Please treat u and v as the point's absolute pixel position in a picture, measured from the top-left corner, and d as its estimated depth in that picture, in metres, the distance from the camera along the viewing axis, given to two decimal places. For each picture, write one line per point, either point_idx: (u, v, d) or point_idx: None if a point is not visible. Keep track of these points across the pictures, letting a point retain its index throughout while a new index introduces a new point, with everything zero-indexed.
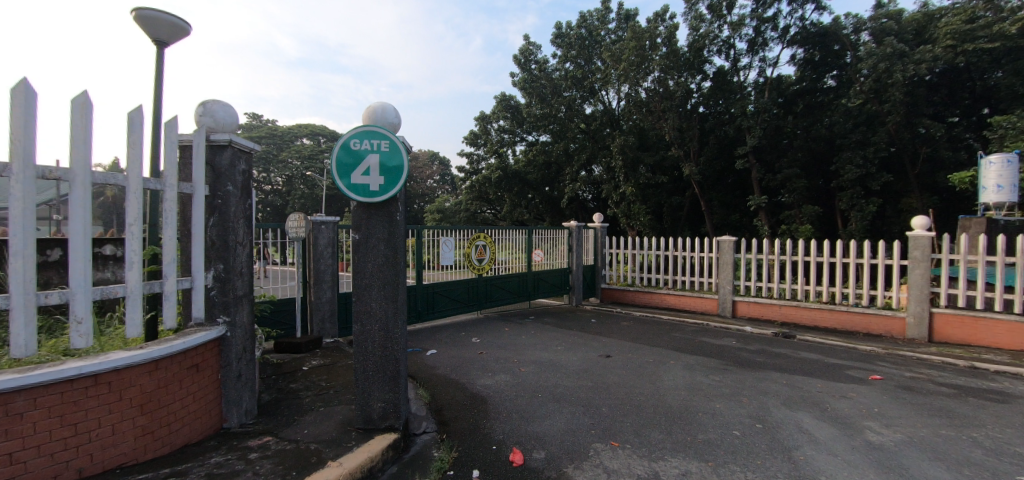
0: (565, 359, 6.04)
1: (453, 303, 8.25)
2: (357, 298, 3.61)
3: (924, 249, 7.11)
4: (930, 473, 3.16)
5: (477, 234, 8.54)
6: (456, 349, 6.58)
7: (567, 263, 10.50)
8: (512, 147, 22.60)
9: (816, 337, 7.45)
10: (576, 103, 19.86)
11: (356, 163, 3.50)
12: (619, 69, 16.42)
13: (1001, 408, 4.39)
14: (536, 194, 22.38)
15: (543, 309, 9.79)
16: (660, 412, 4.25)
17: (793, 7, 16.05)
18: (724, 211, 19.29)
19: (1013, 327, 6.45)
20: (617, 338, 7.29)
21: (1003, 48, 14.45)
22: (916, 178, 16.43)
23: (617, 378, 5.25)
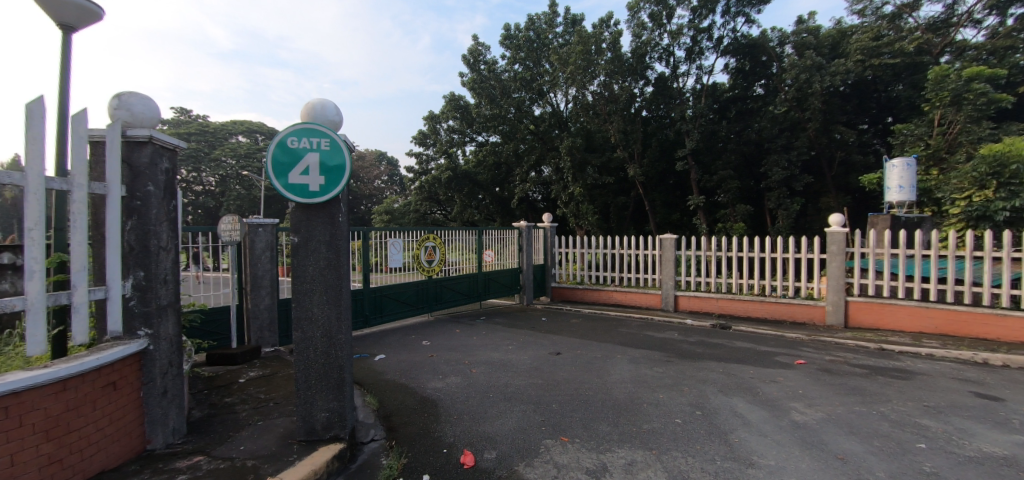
0: (516, 358, 6.13)
1: (402, 305, 8.14)
2: (297, 303, 3.52)
3: (839, 244, 7.77)
4: (846, 446, 3.48)
5: (427, 235, 8.48)
6: (405, 353, 6.52)
7: (518, 262, 10.63)
8: (461, 147, 22.54)
9: (748, 327, 7.96)
10: (525, 105, 20.06)
11: (293, 162, 3.42)
12: (567, 72, 16.76)
13: (904, 384, 4.90)
14: (486, 195, 22.52)
15: (493, 309, 9.86)
16: (607, 405, 4.42)
17: (725, 19, 17.03)
18: (666, 211, 20.16)
19: (914, 312, 7.20)
20: (566, 335, 7.49)
21: (904, 64, 16.11)
22: (832, 179, 17.90)
23: (566, 374, 5.40)
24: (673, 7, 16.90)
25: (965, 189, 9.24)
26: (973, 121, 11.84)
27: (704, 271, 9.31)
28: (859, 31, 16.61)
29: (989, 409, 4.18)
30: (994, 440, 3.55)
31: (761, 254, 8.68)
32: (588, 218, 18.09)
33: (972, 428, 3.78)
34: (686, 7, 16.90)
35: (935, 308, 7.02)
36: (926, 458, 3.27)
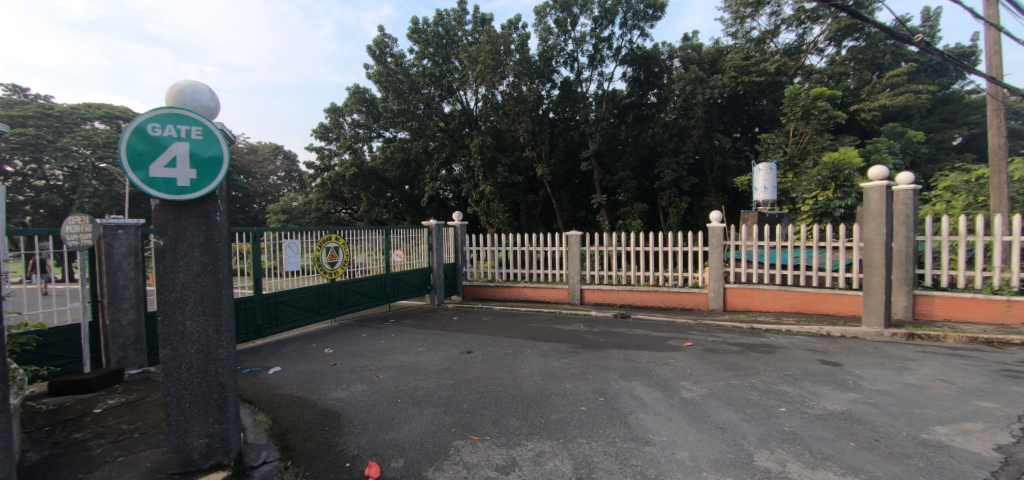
0: (425, 361, 6.12)
1: (301, 311, 7.70)
2: (164, 317, 3.15)
3: (718, 238, 8.72)
4: (724, 416, 3.97)
5: (329, 235, 8.07)
6: (305, 362, 6.19)
7: (427, 262, 10.54)
8: (367, 143, 21.80)
9: (645, 315, 8.66)
10: (433, 101, 19.88)
11: (155, 152, 3.05)
12: (476, 71, 16.90)
13: (768, 358, 5.68)
14: (395, 193, 22.02)
15: (402, 311, 9.66)
16: (515, 400, 4.59)
17: (623, 30, 18.23)
18: (573, 209, 21.20)
19: (776, 294, 8.32)
20: (477, 333, 7.60)
21: (767, 82, 18.53)
22: (713, 181, 19.96)
23: (477, 373, 5.51)
24: (577, 15, 17.73)
25: (813, 190, 10.78)
26: (818, 133, 13.95)
27: (605, 265, 9.91)
28: (732, 51, 19.18)
29: (831, 373, 5.00)
30: (836, 399, 4.26)
31: (654, 249, 9.44)
32: (499, 216, 18.37)
33: (819, 390, 4.49)
34: (588, 16, 17.83)
35: (792, 290, 8.18)
36: (786, 420, 3.84)
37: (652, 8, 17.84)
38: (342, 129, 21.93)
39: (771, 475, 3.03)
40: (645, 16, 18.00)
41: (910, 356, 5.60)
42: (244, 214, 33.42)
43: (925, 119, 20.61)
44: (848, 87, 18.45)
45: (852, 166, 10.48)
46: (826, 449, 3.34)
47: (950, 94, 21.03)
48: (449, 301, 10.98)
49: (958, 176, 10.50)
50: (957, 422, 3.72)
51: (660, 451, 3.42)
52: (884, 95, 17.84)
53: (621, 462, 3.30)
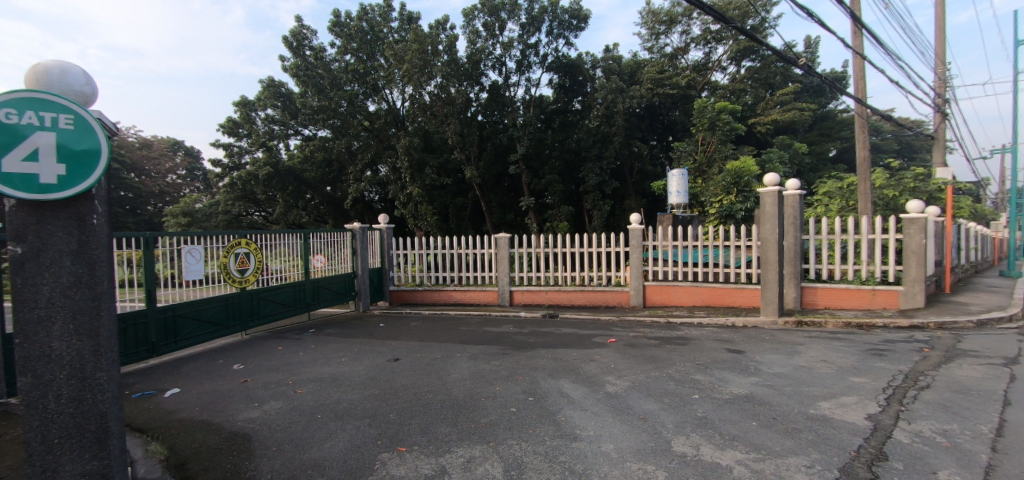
0: (349, 372, 5.87)
1: (206, 325, 6.94)
2: (22, 339, 2.45)
3: (637, 238, 9.25)
4: (645, 407, 4.24)
5: (238, 240, 7.41)
6: (211, 380, 5.67)
7: (351, 267, 10.16)
8: (283, 140, 20.66)
9: (572, 315, 8.98)
10: (358, 100, 19.20)
11: (7, 144, 2.29)
12: (403, 70, 16.65)
13: (682, 349, 6.15)
14: (315, 195, 21.12)
15: (324, 320, 9.16)
16: (444, 406, 4.55)
17: (549, 38, 18.80)
18: (501, 212, 21.44)
19: (689, 290, 9.01)
20: (405, 339, 7.47)
21: (679, 95, 20.05)
22: (632, 185, 21.11)
23: (404, 381, 5.40)
24: (504, 20, 18.03)
25: (719, 195, 11.75)
26: (722, 143, 15.18)
27: (532, 266, 10.14)
28: (648, 64, 20.57)
29: (736, 360, 5.50)
30: (740, 384, 4.69)
31: (579, 250, 9.79)
32: (428, 218, 18.14)
33: (727, 377, 4.91)
34: (516, 22, 18.17)
35: (703, 286, 8.89)
36: (699, 407, 4.17)
37: (577, 18, 18.55)
38: (255, 125, 20.60)
39: (687, 458, 3.27)
40: (570, 26, 18.67)
41: (800, 342, 6.29)
42: (136, 217, 30.07)
43: (808, 133, 23.28)
44: (747, 103, 20.41)
45: (750, 173, 11.44)
46: (734, 430, 3.67)
47: (827, 112, 23.96)
48: (375, 307, 10.67)
49: (833, 183, 11.98)
50: (836, 396, 4.25)
51: (588, 446, 3.57)
52: (776, 111, 19.90)
53: (551, 459, 3.40)
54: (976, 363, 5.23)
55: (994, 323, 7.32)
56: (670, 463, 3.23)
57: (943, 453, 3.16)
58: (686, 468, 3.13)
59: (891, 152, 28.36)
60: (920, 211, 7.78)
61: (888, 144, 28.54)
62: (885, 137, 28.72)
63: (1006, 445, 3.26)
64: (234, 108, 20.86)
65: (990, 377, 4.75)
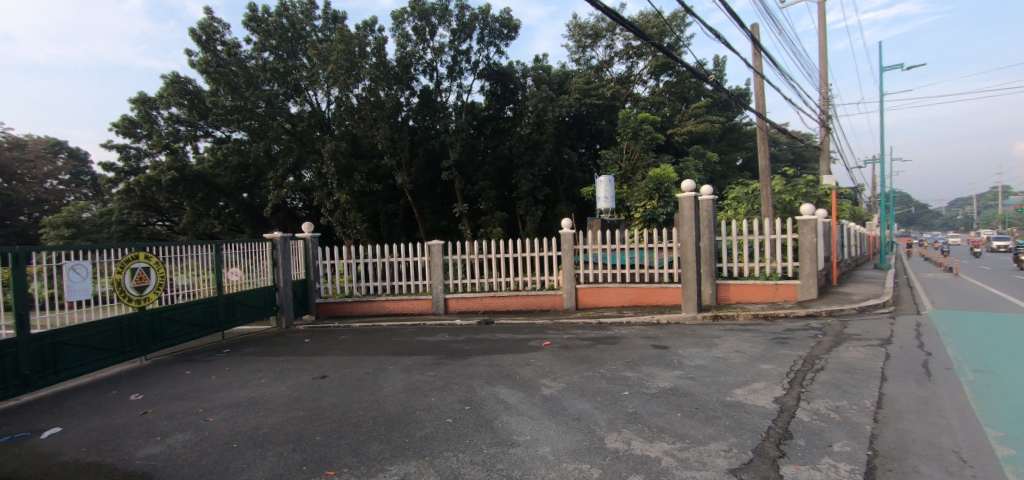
0: (270, 393, 5.29)
1: (97, 353, 6.06)
2: None
3: (569, 243, 9.54)
4: (579, 407, 4.37)
5: (133, 254, 6.61)
6: (104, 410, 4.93)
7: (272, 280, 9.53)
8: (190, 143, 19.20)
9: (507, 320, 9.04)
10: (278, 99, 18.47)
11: None
12: (328, 71, 16.17)
13: (613, 348, 6.39)
14: (229, 202, 19.61)
15: (241, 339, 8.42)
16: (377, 422, 4.26)
17: (480, 46, 18.96)
18: (434, 218, 21.10)
19: (618, 290, 9.43)
20: (334, 354, 7.11)
21: (603, 105, 21.29)
22: (563, 191, 21.75)
23: (332, 399, 4.99)
24: (435, 25, 17.98)
25: (642, 200, 12.38)
26: (645, 151, 16.34)
27: (466, 273, 10.12)
28: (576, 75, 21.50)
29: (661, 356, 5.82)
30: (666, 378, 4.97)
31: (511, 256, 9.91)
32: (357, 226, 17.53)
33: (654, 372, 5.19)
34: (446, 27, 18.19)
35: (630, 286, 9.37)
36: (630, 403, 4.37)
37: (507, 27, 18.90)
38: (156, 126, 18.97)
39: (620, 454, 3.37)
40: (500, 35, 18.97)
41: (717, 334, 6.78)
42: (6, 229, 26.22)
43: (718, 144, 25.29)
44: (665, 115, 21.86)
45: (670, 180, 12.44)
46: (661, 423, 3.88)
47: (734, 125, 26.21)
48: (300, 321, 10.09)
49: (740, 189, 13.04)
50: (748, 383, 4.64)
51: (526, 451, 3.52)
52: (691, 122, 21.41)
53: (488, 467, 3.29)
54: (859, 345, 5.95)
55: (872, 309, 8.39)
56: (603, 459, 3.29)
57: (839, 428, 3.53)
58: (620, 464, 3.21)
59: (787, 161, 31.59)
60: (811, 212, 8.71)
61: (784, 155, 31.84)
62: (782, 148, 31.88)
63: (885, 416, 3.74)
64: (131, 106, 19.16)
65: (870, 356, 5.42)
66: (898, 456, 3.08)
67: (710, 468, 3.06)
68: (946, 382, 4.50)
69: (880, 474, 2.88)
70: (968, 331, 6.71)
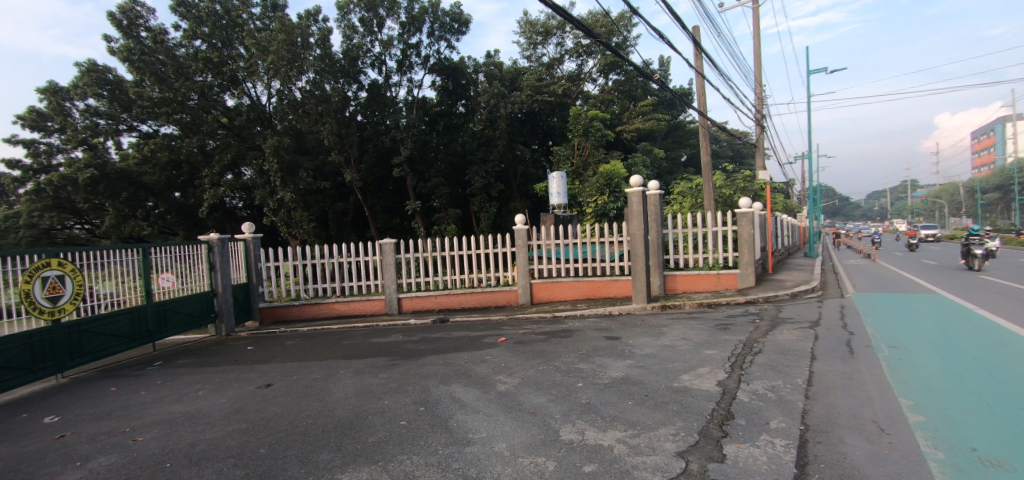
0: (209, 407, 4.95)
1: (3, 373, 5.49)
2: None
3: (522, 239, 9.63)
4: (535, 401, 4.43)
5: (44, 260, 6.06)
6: (14, 437, 4.48)
7: (209, 285, 9.00)
8: (112, 138, 17.86)
9: (462, 318, 9.02)
10: (212, 91, 17.65)
11: None
12: (268, 61, 15.48)
13: (567, 341, 6.53)
14: (159, 202, 18.38)
15: (177, 349, 7.91)
16: (327, 430, 4.09)
17: (430, 40, 18.75)
18: (386, 216, 20.63)
19: (572, 285, 9.68)
20: (280, 361, 6.84)
21: (553, 102, 21.66)
22: (517, 187, 21.90)
23: (278, 409, 4.74)
24: (383, 17, 17.61)
25: (593, 195, 12.69)
26: (595, 148, 16.73)
27: (420, 271, 10.00)
28: (528, 72, 21.63)
29: (612, 346, 6.01)
30: (618, 368, 5.15)
31: (466, 253, 9.88)
32: (303, 226, 16.85)
33: (606, 363, 5.36)
34: (394, 19, 17.84)
35: (583, 280, 9.64)
36: (584, 394, 4.47)
37: (458, 22, 18.73)
38: (70, 119, 17.48)
39: (574, 445, 3.45)
40: (451, 29, 18.78)
41: (664, 324, 7.06)
42: None
43: (664, 141, 26.24)
44: (614, 112, 22.50)
45: (620, 176, 12.80)
46: (613, 412, 4.02)
47: (678, 122, 27.28)
48: (242, 328, 9.60)
49: (684, 184, 13.61)
50: (693, 369, 4.88)
51: (481, 449, 3.50)
52: (638, 120, 22.15)
53: (444, 468, 3.23)
54: (792, 327, 6.38)
55: (803, 293, 9.03)
56: (558, 452, 3.35)
57: (775, 406, 3.79)
58: (574, 455, 3.28)
59: (727, 157, 33.24)
60: (749, 206, 9.23)
61: (723, 151, 33.50)
62: (721, 145, 33.59)
63: (814, 392, 4.04)
64: (39, 97, 17.59)
65: (802, 337, 5.83)
66: (827, 429, 3.35)
67: (659, 452, 3.20)
68: (866, 358, 4.92)
69: (810, 445, 3.12)
70: (886, 311, 7.34)
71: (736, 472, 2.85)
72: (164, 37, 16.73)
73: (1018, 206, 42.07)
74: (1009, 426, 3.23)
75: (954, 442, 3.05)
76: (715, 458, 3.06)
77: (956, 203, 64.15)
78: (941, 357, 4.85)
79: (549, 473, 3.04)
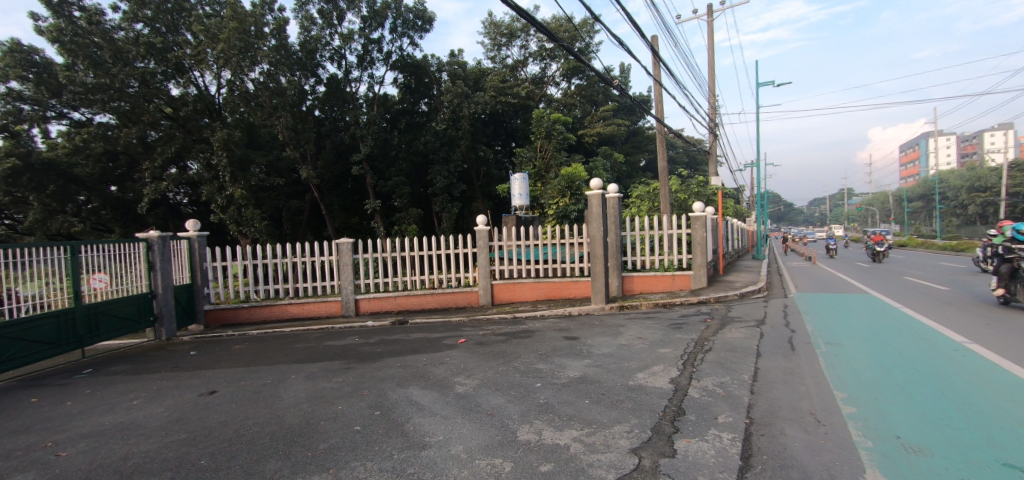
0: (145, 417, 4.68)
1: None
2: None
3: (484, 239, 9.63)
4: (493, 403, 4.45)
5: None
6: None
7: (148, 286, 8.46)
8: (40, 125, 16.60)
9: (422, 319, 8.93)
10: (154, 78, 16.58)
11: None
12: (217, 50, 14.89)
13: (525, 342, 6.59)
14: (92, 196, 17.24)
15: (111, 355, 7.42)
16: (276, 437, 3.95)
17: (393, 36, 18.47)
18: (345, 215, 20.16)
19: (533, 285, 9.77)
20: (225, 366, 6.56)
21: (517, 104, 21.79)
22: (479, 188, 21.88)
23: (222, 417, 4.54)
24: (343, 10, 17.23)
25: (556, 197, 12.84)
26: (557, 151, 16.98)
27: (378, 272, 9.82)
28: (492, 73, 21.69)
29: (570, 347, 6.12)
30: (576, 368, 5.23)
31: (426, 253, 9.78)
32: (255, 223, 16.20)
33: (565, 363, 5.44)
34: (356, 13, 17.49)
35: (544, 281, 9.77)
36: (542, 395, 4.52)
37: (421, 20, 18.50)
38: None
39: (531, 445, 3.49)
40: (414, 26, 18.57)
41: (621, 324, 7.23)
42: None
43: (623, 146, 26.92)
44: (576, 116, 22.90)
45: (581, 179, 13.05)
46: (570, 411, 4.09)
47: (637, 128, 28.05)
48: (185, 332, 9.11)
49: (642, 188, 13.99)
50: (648, 367, 5.03)
51: (437, 452, 3.48)
52: (600, 124, 22.62)
53: (398, 473, 3.18)
54: (740, 326, 6.68)
55: (750, 294, 9.47)
56: (514, 453, 3.37)
57: (723, 401, 3.96)
58: (530, 455, 3.32)
59: (682, 163, 34.48)
60: (702, 210, 9.58)
61: (679, 157, 34.71)
62: (678, 151, 34.80)
63: (759, 387, 4.26)
64: None
65: (748, 336, 6.11)
66: (769, 422, 3.53)
67: (613, 450, 3.28)
68: (806, 354, 5.22)
69: (754, 438, 3.28)
70: (825, 310, 7.80)
71: (685, 466, 2.96)
72: (101, 18, 15.76)
73: (938, 214, 45.83)
74: (930, 415, 3.50)
75: (882, 431, 3.28)
76: (666, 453, 3.16)
77: (886, 211, 69.08)
78: (873, 352, 5.20)
79: (505, 474, 3.06)
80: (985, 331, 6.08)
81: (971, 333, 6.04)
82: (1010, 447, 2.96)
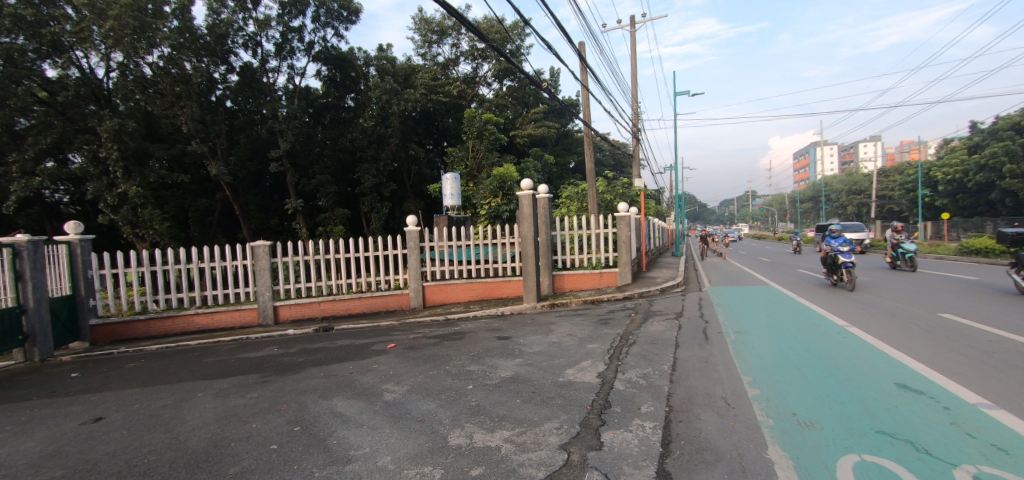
0: (12, 453, 4.11)
1: None
2: None
3: (414, 240, 9.45)
4: (421, 409, 4.37)
5: None
6: None
7: (15, 299, 7.39)
8: None
9: (349, 325, 8.59)
10: (24, 56, 14.66)
11: None
12: (105, 28, 13.61)
13: (457, 343, 6.56)
14: None
15: None
16: (177, 465, 3.63)
17: (314, 25, 17.61)
18: (262, 216, 18.97)
19: (465, 286, 9.74)
20: (118, 388, 5.94)
21: (449, 104, 21.64)
22: (409, 187, 21.45)
23: (112, 447, 4.10)
24: None
25: (487, 198, 12.87)
26: (489, 150, 17.06)
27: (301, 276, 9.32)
28: (422, 70, 21.37)
29: (502, 347, 6.15)
30: (507, 368, 5.27)
31: (354, 255, 9.41)
32: (155, 225, 14.85)
33: (496, 363, 5.46)
34: None
35: (476, 282, 9.77)
36: (473, 397, 4.51)
37: (346, 11, 17.82)
38: None
39: (462, 449, 3.47)
40: (339, 16, 17.84)
41: (552, 322, 7.37)
42: None
43: (554, 147, 27.67)
44: (508, 117, 23.17)
45: (513, 179, 13.16)
46: (501, 411, 4.12)
47: (567, 131, 28.90)
48: (66, 351, 8.09)
49: (572, 188, 14.39)
50: (577, 363, 5.18)
51: (363, 465, 3.36)
52: (530, 126, 23.03)
53: None
54: (661, 319, 7.07)
55: (670, 289, 10.05)
56: (444, 459, 3.34)
57: (646, 392, 4.17)
58: (461, 460, 3.29)
59: (609, 165, 36.08)
60: (626, 210, 9.99)
61: (606, 160, 36.23)
62: (605, 154, 36.32)
63: (677, 376, 4.53)
64: None
65: (669, 328, 6.48)
66: (686, 408, 3.76)
67: (543, 447, 3.35)
68: (719, 343, 5.62)
69: (673, 425, 3.48)
70: (735, 302, 8.44)
71: (611, 458, 3.08)
72: None
73: (824, 213, 51.41)
74: (819, 393, 3.89)
75: (779, 409, 3.60)
76: (593, 446, 3.28)
77: (783, 211, 76.24)
78: (775, 339, 5.70)
79: None
80: (865, 316, 6.86)
81: (856, 317, 6.79)
82: (882, 415, 3.37)
